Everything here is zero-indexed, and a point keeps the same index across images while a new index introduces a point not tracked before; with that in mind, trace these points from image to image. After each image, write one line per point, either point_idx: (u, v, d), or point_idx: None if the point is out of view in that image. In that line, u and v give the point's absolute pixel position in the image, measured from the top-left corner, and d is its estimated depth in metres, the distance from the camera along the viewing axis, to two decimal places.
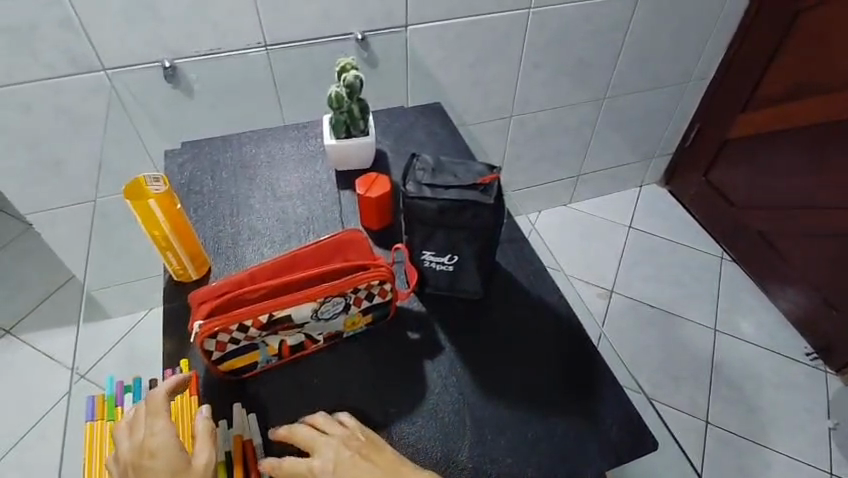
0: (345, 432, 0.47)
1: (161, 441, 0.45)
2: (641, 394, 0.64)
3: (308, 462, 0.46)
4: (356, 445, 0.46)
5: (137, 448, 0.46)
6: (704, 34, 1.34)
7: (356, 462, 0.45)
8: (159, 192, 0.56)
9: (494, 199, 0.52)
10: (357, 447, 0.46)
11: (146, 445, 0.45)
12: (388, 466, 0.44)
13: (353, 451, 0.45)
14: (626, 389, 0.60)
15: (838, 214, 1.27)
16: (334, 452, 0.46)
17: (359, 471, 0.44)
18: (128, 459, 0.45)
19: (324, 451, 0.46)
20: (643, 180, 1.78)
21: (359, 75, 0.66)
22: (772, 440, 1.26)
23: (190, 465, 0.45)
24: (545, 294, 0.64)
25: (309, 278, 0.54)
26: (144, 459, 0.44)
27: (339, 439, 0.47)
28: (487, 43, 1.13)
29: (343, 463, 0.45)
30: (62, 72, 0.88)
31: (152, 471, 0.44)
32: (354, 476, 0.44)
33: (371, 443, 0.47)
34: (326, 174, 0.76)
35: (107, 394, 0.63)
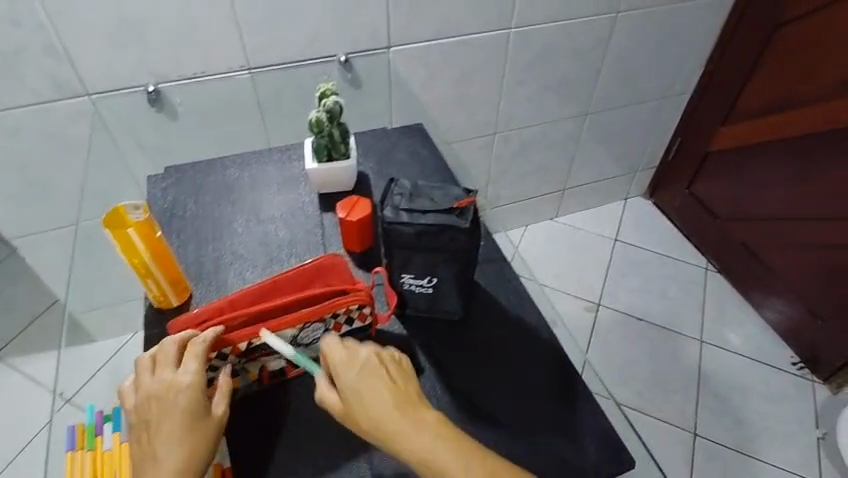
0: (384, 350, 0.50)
1: (191, 385, 0.48)
2: (611, 400, 0.62)
3: (340, 354, 0.49)
4: (388, 362, 0.48)
5: (165, 383, 0.48)
6: (683, 50, 1.37)
7: (380, 374, 0.47)
8: (139, 220, 0.56)
9: (470, 223, 0.53)
10: (388, 363, 0.48)
11: (176, 383, 0.48)
12: (407, 395, 0.46)
13: (382, 365, 0.48)
14: (597, 396, 0.61)
15: (818, 225, 1.29)
16: (367, 358, 0.48)
17: (380, 385, 0.46)
18: (155, 391, 0.48)
19: (358, 352, 0.49)
20: (628, 193, 1.80)
21: (339, 100, 0.67)
22: (761, 450, 1.27)
23: (208, 416, 0.48)
24: (524, 314, 0.65)
25: (289, 305, 0.54)
26: (171, 398, 0.47)
27: (376, 350, 0.49)
28: (470, 63, 1.15)
29: (369, 370, 0.47)
30: (46, 96, 0.88)
31: (176, 410, 0.47)
32: (373, 389, 0.46)
33: (403, 371, 0.48)
34: (309, 197, 0.77)
35: (87, 424, 0.63)
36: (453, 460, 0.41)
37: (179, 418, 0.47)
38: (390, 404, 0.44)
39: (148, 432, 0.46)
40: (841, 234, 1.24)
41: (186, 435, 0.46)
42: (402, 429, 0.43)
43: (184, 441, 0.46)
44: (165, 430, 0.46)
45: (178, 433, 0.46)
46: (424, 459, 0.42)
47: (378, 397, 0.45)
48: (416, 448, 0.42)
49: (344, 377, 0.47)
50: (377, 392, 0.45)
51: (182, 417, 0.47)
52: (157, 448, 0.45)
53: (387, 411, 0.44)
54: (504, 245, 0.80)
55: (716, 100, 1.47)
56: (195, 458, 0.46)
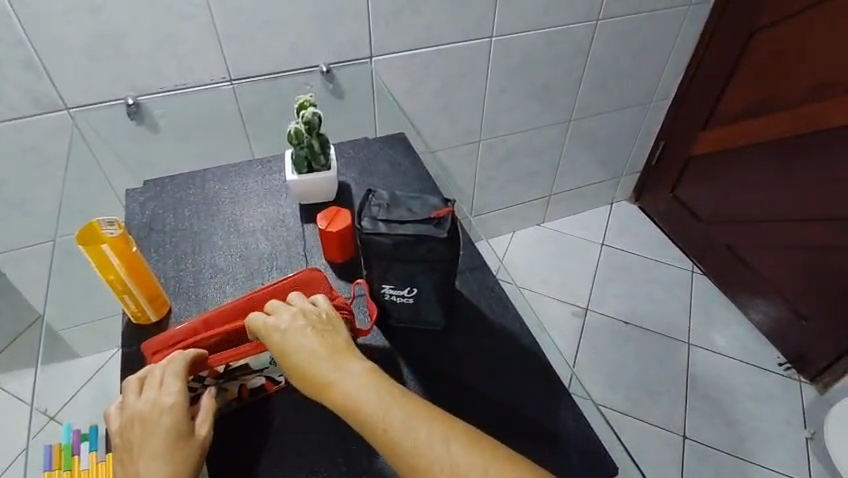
0: (310, 306, 0.52)
1: (173, 404, 0.48)
2: (589, 400, 0.60)
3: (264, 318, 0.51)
4: (312, 318, 0.50)
5: (148, 403, 0.48)
6: (662, 57, 1.39)
7: (304, 331, 0.48)
8: (114, 235, 0.56)
9: (448, 232, 0.53)
10: (313, 320, 0.50)
11: (159, 403, 0.48)
12: (334, 346, 0.47)
13: (307, 322, 0.49)
14: (576, 396, 0.60)
15: (799, 226, 1.31)
16: (291, 317, 0.50)
17: (304, 339, 0.48)
18: (139, 412, 0.47)
19: (283, 313, 0.51)
20: (614, 197, 1.82)
21: (317, 112, 0.68)
22: (750, 452, 1.27)
23: (192, 436, 0.48)
24: (507, 322, 0.65)
25: None
26: (153, 418, 0.47)
27: (300, 308, 0.51)
28: (453, 72, 1.16)
29: (293, 328, 0.49)
30: (23, 111, 0.87)
31: (159, 429, 0.46)
32: (297, 344, 0.47)
33: (329, 325, 0.50)
34: (290, 208, 0.77)
35: (63, 443, 0.60)
36: (375, 401, 0.43)
37: (161, 436, 0.46)
38: (315, 358, 0.46)
39: (130, 453, 0.46)
40: (823, 235, 1.26)
41: (168, 455, 0.45)
42: (324, 379, 0.45)
43: (165, 461, 0.45)
44: (148, 449, 0.45)
45: (161, 452, 0.45)
46: (347, 405, 0.43)
47: (303, 351, 0.47)
48: (339, 394, 0.44)
49: (270, 337, 0.49)
50: (301, 347, 0.47)
51: (165, 437, 0.46)
52: (139, 469, 0.44)
53: (312, 363, 0.46)
54: (485, 251, 0.77)
55: (697, 104, 1.49)
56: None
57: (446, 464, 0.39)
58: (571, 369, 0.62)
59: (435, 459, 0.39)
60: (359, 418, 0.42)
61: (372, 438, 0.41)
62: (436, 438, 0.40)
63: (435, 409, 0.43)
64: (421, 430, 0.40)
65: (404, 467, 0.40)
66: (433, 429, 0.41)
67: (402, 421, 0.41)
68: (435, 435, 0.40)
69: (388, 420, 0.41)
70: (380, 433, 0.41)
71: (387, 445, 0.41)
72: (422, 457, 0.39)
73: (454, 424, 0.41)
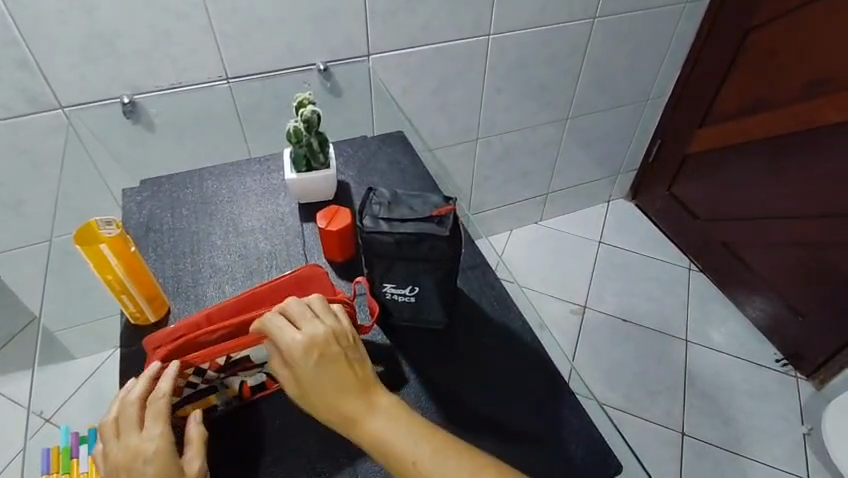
0: (335, 320, 0.49)
1: (157, 447, 0.45)
2: (594, 401, 0.60)
3: (292, 333, 0.47)
4: (341, 337, 0.47)
5: (129, 450, 0.45)
6: (659, 55, 1.39)
7: (336, 355, 0.46)
8: (112, 235, 0.55)
9: (450, 230, 0.53)
10: (341, 339, 0.47)
11: (141, 450, 0.44)
12: (360, 373, 0.46)
13: (337, 343, 0.47)
14: (582, 398, 0.59)
15: (795, 223, 1.32)
16: (321, 336, 0.47)
17: (333, 365, 0.45)
18: (120, 463, 0.44)
19: (311, 328, 0.47)
20: (610, 195, 1.82)
21: (316, 110, 0.67)
22: (748, 448, 1.28)
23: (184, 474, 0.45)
24: (508, 320, 0.65)
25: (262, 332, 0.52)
26: (137, 464, 0.43)
27: (326, 324, 0.48)
28: (450, 70, 1.15)
29: (325, 351, 0.46)
30: (18, 111, 0.86)
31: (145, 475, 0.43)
32: (330, 372, 0.45)
33: (355, 346, 0.48)
34: (289, 207, 0.77)
35: (62, 446, 0.60)
36: (406, 437, 0.43)
37: None
38: (344, 389, 0.45)
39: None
40: (818, 232, 1.26)
41: None
42: (357, 416, 0.44)
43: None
44: None
45: None
46: (378, 441, 0.43)
47: (336, 380, 0.45)
48: (372, 432, 0.43)
49: (297, 358, 0.46)
50: (334, 375, 0.45)
51: None
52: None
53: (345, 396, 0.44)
54: (486, 249, 0.77)
55: (693, 103, 1.50)
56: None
57: None
58: (570, 363, 0.63)
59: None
60: (391, 455, 0.43)
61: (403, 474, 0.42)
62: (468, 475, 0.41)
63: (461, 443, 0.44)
64: (455, 467, 0.42)
65: None
66: (461, 465, 0.42)
67: (433, 458, 0.42)
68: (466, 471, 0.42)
69: (419, 457, 0.42)
70: (411, 469, 0.42)
71: None
72: None
73: (480, 458, 0.43)
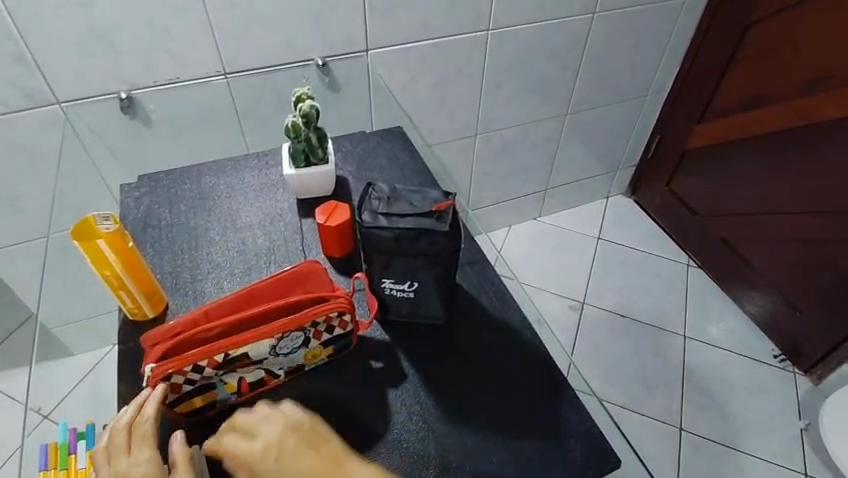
0: (292, 416, 0.48)
1: (146, 472, 0.45)
2: (594, 397, 0.60)
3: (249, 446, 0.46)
4: (299, 431, 0.46)
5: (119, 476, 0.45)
6: (659, 50, 1.39)
7: (296, 450, 0.44)
8: (110, 231, 0.55)
9: (450, 226, 0.53)
10: (298, 432, 0.46)
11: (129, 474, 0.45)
12: (328, 456, 0.44)
13: (295, 438, 0.45)
14: (582, 394, 0.59)
15: (794, 219, 1.32)
16: (276, 437, 0.46)
17: (294, 457, 0.44)
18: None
19: (265, 433, 0.46)
20: (609, 191, 1.82)
21: (315, 105, 0.67)
22: (746, 443, 1.28)
23: None
24: (508, 316, 0.65)
25: (256, 338, 0.52)
26: None
27: (281, 421, 0.47)
28: (449, 65, 1.15)
29: (282, 450, 0.45)
30: (15, 106, 0.86)
31: None
32: (293, 467, 0.43)
33: (316, 432, 0.47)
34: (288, 203, 0.76)
35: (61, 442, 0.59)
36: None
37: None
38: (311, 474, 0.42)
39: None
40: (817, 228, 1.26)
41: None
42: None
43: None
44: None
45: None
46: None
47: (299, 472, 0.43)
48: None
49: (258, 467, 0.45)
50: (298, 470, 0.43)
51: None
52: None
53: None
54: (485, 245, 0.77)
55: (692, 98, 1.49)
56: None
57: None
58: (569, 359, 0.63)
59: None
60: None
61: None
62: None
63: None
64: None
65: None
66: None
67: None
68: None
69: None
70: None
71: None
72: None
73: None
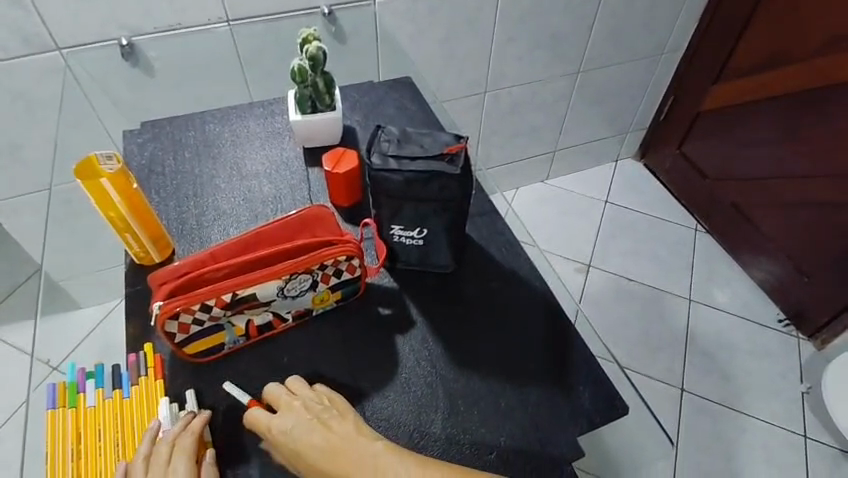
0: (311, 395, 0.49)
1: None
2: (615, 364, 0.61)
3: (267, 420, 0.48)
4: (315, 409, 0.48)
5: None
6: (677, 6, 1.33)
7: (310, 425, 0.46)
8: (113, 171, 0.54)
9: (461, 170, 0.52)
10: (316, 412, 0.47)
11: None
12: (344, 437, 0.45)
13: (310, 413, 0.47)
14: (601, 359, 0.59)
15: (810, 182, 1.29)
16: (294, 413, 0.48)
17: (312, 438, 0.45)
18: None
19: (287, 413, 0.48)
20: (619, 154, 1.78)
21: (322, 46, 0.65)
22: (746, 404, 1.30)
23: None
24: (517, 266, 0.64)
25: (265, 278, 0.51)
26: None
27: (304, 402, 0.48)
28: (459, 16, 1.11)
29: (298, 426, 0.46)
30: (14, 52, 0.84)
31: None
32: (307, 442, 0.45)
33: (335, 409, 0.48)
34: (294, 151, 0.75)
35: (67, 381, 0.55)
36: None
37: None
38: (328, 459, 0.44)
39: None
40: (834, 194, 1.23)
41: None
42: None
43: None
44: None
45: None
46: None
47: (314, 447, 0.45)
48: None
49: (278, 441, 0.47)
50: (311, 443, 0.45)
51: None
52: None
53: (325, 461, 0.44)
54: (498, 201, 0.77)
55: (708, 59, 1.44)
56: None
57: None
58: (578, 306, 0.65)
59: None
60: None
61: None
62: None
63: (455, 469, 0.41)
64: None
65: None
66: None
67: None
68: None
69: None
70: None
71: None
72: None
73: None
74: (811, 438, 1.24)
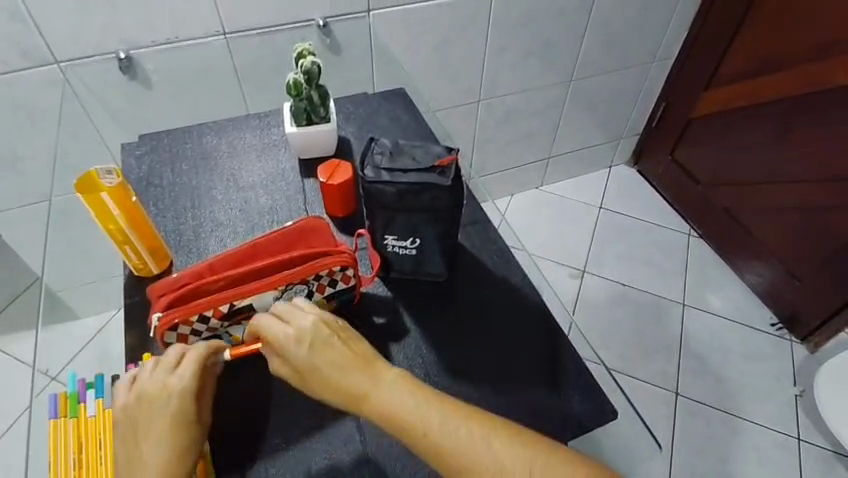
0: (326, 314, 0.50)
1: (184, 390, 0.47)
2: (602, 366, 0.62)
3: (280, 327, 0.48)
4: (334, 327, 0.48)
5: (159, 384, 0.47)
6: (667, 15, 1.36)
7: (330, 339, 0.47)
8: (112, 185, 0.55)
9: (452, 181, 0.53)
10: (335, 329, 0.48)
11: (169, 387, 0.47)
12: (362, 356, 0.46)
13: (330, 329, 0.47)
14: (590, 363, 0.60)
15: (803, 187, 1.30)
16: (312, 324, 0.48)
17: (331, 351, 0.46)
18: (147, 395, 0.46)
19: (302, 323, 0.48)
20: (612, 161, 1.80)
21: (316, 61, 0.66)
22: (740, 408, 1.31)
23: (196, 422, 0.47)
24: (509, 274, 0.65)
25: (262, 290, 0.52)
26: (161, 401, 0.46)
27: (321, 316, 0.49)
28: (452, 26, 1.13)
29: (317, 338, 0.47)
30: (12, 65, 0.85)
31: (163, 411, 0.46)
32: (327, 355, 0.46)
33: (350, 331, 0.49)
34: (290, 163, 0.76)
35: (69, 391, 0.56)
36: (418, 408, 0.42)
37: (164, 418, 0.46)
38: (347, 371, 0.45)
39: (131, 442, 0.45)
40: (826, 198, 1.25)
41: (169, 424, 0.45)
42: (363, 392, 0.44)
43: (170, 446, 0.45)
44: (152, 431, 0.45)
45: (162, 429, 0.45)
46: (388, 416, 0.42)
47: (332, 361, 0.45)
48: (376, 404, 0.43)
49: (290, 347, 0.47)
50: (330, 358, 0.46)
51: (169, 418, 0.46)
52: (143, 453, 0.44)
53: (343, 375, 0.45)
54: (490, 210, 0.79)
55: (700, 66, 1.46)
56: (180, 457, 0.45)
57: (491, 458, 0.40)
58: (570, 319, 0.66)
59: (483, 462, 0.40)
60: (400, 427, 0.42)
61: (416, 446, 0.41)
62: (478, 438, 0.41)
63: (469, 409, 0.43)
64: (464, 432, 0.41)
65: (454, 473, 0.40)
66: (475, 432, 0.41)
67: (445, 425, 0.41)
68: (475, 436, 0.41)
69: (430, 425, 0.41)
70: (420, 438, 0.41)
71: (430, 448, 0.41)
72: (468, 456, 0.40)
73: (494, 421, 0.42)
74: (804, 441, 1.26)
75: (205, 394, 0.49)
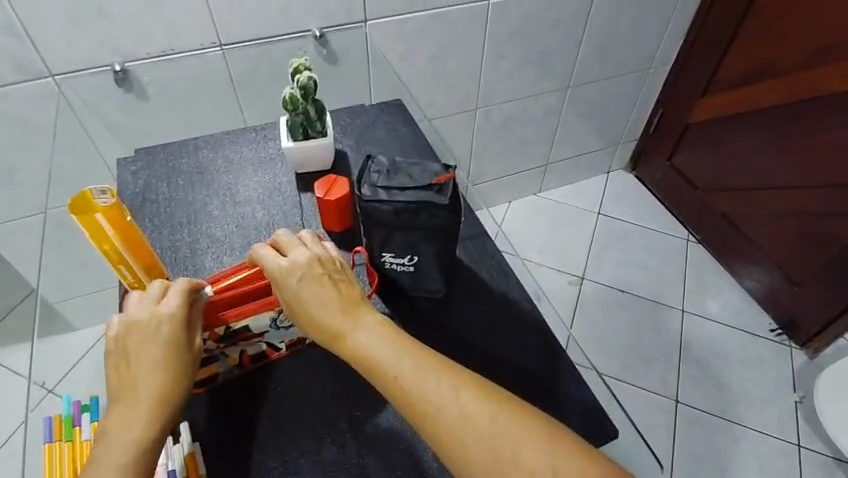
0: (323, 252, 0.51)
1: (174, 316, 0.48)
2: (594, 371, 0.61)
3: (276, 258, 0.50)
4: (328, 267, 0.50)
5: (148, 312, 0.48)
6: (663, 21, 1.36)
7: (322, 278, 0.48)
8: (107, 204, 0.54)
9: (449, 200, 0.52)
10: (328, 269, 0.50)
11: (158, 314, 0.48)
12: (348, 298, 0.48)
13: (323, 269, 0.49)
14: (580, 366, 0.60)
15: (802, 193, 1.30)
16: (307, 261, 0.49)
17: (319, 289, 0.48)
18: (138, 323, 0.48)
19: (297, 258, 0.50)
20: (611, 166, 1.80)
21: (312, 76, 0.66)
22: (740, 415, 1.30)
23: (188, 347, 0.49)
24: (507, 289, 0.65)
25: (257, 311, 0.54)
26: (152, 327, 0.48)
27: (316, 255, 0.50)
28: (449, 35, 1.13)
29: (309, 276, 0.48)
30: (7, 79, 0.84)
31: (155, 336, 0.47)
32: (315, 294, 0.47)
33: (342, 272, 0.50)
34: (287, 177, 0.76)
35: (63, 415, 0.57)
36: (393, 355, 0.44)
37: (157, 342, 0.47)
38: (332, 309, 0.47)
39: (124, 367, 0.46)
40: (824, 204, 1.25)
41: (162, 348, 0.47)
42: (343, 331, 0.46)
43: (161, 370, 0.46)
44: (146, 356, 0.46)
45: (155, 353, 0.46)
46: (362, 356, 0.45)
47: (319, 300, 0.47)
48: (354, 343, 0.45)
49: (282, 280, 0.49)
50: (319, 294, 0.47)
51: (162, 343, 0.47)
52: (136, 376, 0.46)
53: (327, 314, 0.46)
54: (485, 218, 0.78)
55: (697, 71, 1.46)
56: (175, 378, 0.46)
57: (455, 409, 0.41)
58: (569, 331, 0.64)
59: (446, 411, 0.41)
60: (373, 368, 0.44)
61: (384, 386, 0.44)
62: (446, 388, 0.42)
63: (444, 360, 0.45)
64: (433, 381, 0.42)
65: (415, 416, 0.42)
66: (443, 383, 0.42)
67: (414, 373, 0.43)
68: (443, 386, 0.42)
69: (401, 372, 0.43)
70: (389, 379, 0.43)
71: (397, 392, 0.43)
72: (431, 405, 0.41)
73: (463, 376, 0.43)
74: (804, 448, 1.25)
75: (195, 322, 0.51)
